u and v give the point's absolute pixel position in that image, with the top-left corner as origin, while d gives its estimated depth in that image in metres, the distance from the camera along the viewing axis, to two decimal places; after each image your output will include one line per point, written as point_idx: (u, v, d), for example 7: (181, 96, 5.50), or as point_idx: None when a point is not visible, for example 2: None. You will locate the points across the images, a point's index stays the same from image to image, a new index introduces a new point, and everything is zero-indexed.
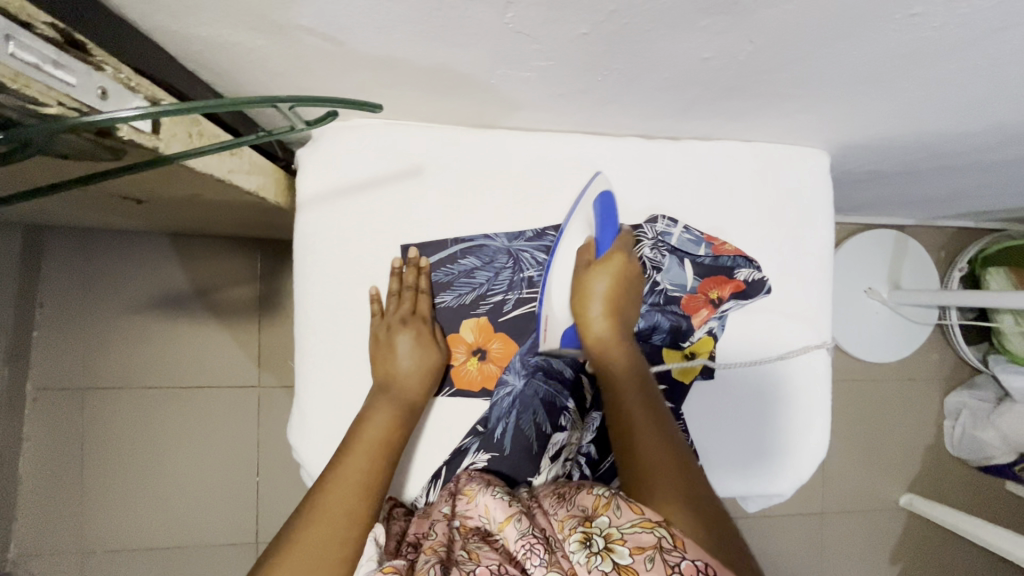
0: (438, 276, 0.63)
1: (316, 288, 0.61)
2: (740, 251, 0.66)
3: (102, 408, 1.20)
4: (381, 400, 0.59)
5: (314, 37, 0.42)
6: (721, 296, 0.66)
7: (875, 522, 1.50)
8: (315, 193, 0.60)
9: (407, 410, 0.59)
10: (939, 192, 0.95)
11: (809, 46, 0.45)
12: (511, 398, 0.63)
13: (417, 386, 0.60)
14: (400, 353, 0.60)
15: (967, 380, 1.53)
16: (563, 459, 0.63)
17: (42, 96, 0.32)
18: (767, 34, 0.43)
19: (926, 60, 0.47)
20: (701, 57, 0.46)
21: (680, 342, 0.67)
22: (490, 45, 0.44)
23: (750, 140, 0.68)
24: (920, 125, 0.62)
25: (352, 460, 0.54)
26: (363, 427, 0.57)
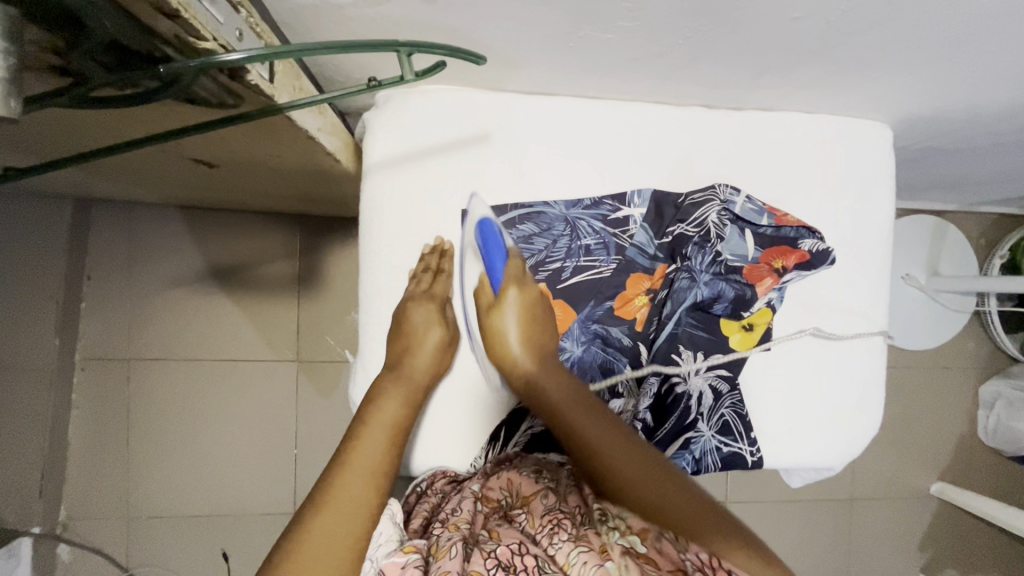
0: None
1: (382, 251, 0.62)
2: (800, 222, 0.65)
3: (145, 377, 1.23)
4: (391, 384, 0.57)
5: None
6: (784, 266, 0.64)
7: (905, 509, 1.50)
8: (381, 157, 0.60)
9: (418, 391, 0.58)
10: (994, 172, 0.93)
11: (904, 6, 0.45)
12: (569, 363, 0.63)
13: (423, 369, 0.59)
14: (413, 329, 0.60)
15: (1003, 369, 1.51)
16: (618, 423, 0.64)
17: (203, 30, 0.30)
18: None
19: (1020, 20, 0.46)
20: (790, 15, 0.46)
21: (741, 312, 0.65)
22: (578, 6, 0.44)
23: (813, 111, 0.67)
24: (995, 95, 0.60)
25: (361, 448, 0.53)
26: (370, 413, 0.56)
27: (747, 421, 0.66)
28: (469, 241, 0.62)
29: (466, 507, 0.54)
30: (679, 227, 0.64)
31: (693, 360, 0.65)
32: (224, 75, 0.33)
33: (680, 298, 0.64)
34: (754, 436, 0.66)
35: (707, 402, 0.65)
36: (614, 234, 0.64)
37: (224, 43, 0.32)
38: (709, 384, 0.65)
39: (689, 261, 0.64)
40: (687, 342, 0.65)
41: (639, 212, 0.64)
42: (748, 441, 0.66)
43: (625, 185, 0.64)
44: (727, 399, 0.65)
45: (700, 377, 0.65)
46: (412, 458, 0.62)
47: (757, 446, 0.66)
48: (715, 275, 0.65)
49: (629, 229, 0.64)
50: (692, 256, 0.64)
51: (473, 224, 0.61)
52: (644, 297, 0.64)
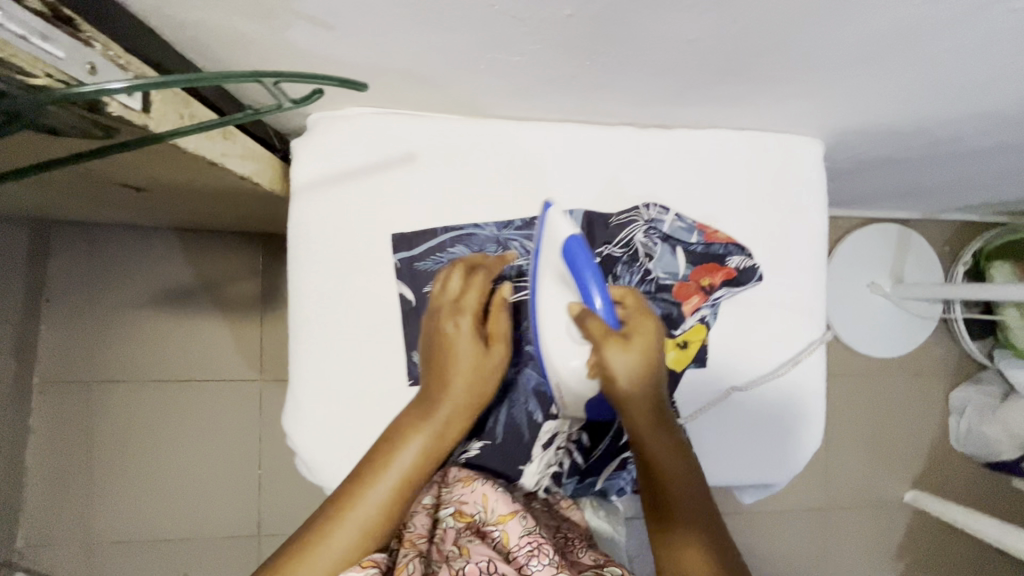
0: (427, 264, 0.61)
1: (307, 274, 0.61)
2: (729, 239, 0.66)
3: (105, 400, 1.21)
4: (422, 412, 0.57)
5: (303, 22, 0.43)
6: (712, 283, 0.66)
7: (879, 519, 1.49)
8: (309, 180, 0.60)
9: (444, 420, 0.57)
10: (940, 181, 0.95)
11: (795, 30, 0.46)
12: (501, 385, 0.62)
13: (449, 401, 0.57)
14: (453, 343, 0.58)
15: (972, 375, 1.52)
16: (555, 443, 0.64)
17: (29, 66, 0.34)
18: (757, 18, 0.43)
19: (908, 36, 0.47)
20: (686, 38, 0.46)
21: (672, 329, 0.65)
22: (476, 29, 0.45)
23: (743, 128, 0.68)
24: (913, 110, 0.62)
25: (376, 484, 0.54)
26: (394, 450, 0.56)
27: (687, 439, 0.65)
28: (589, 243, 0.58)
29: (423, 523, 0.57)
30: (605, 246, 0.64)
31: None
32: (76, 108, 0.35)
33: None
34: (694, 454, 0.66)
35: None
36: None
37: (60, 75, 0.36)
38: None
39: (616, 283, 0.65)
40: None
41: None
42: None
43: (556, 205, 0.63)
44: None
45: None
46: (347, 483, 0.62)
47: (697, 463, 0.66)
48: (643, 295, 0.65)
49: None
50: (621, 276, 0.64)
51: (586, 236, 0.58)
52: None
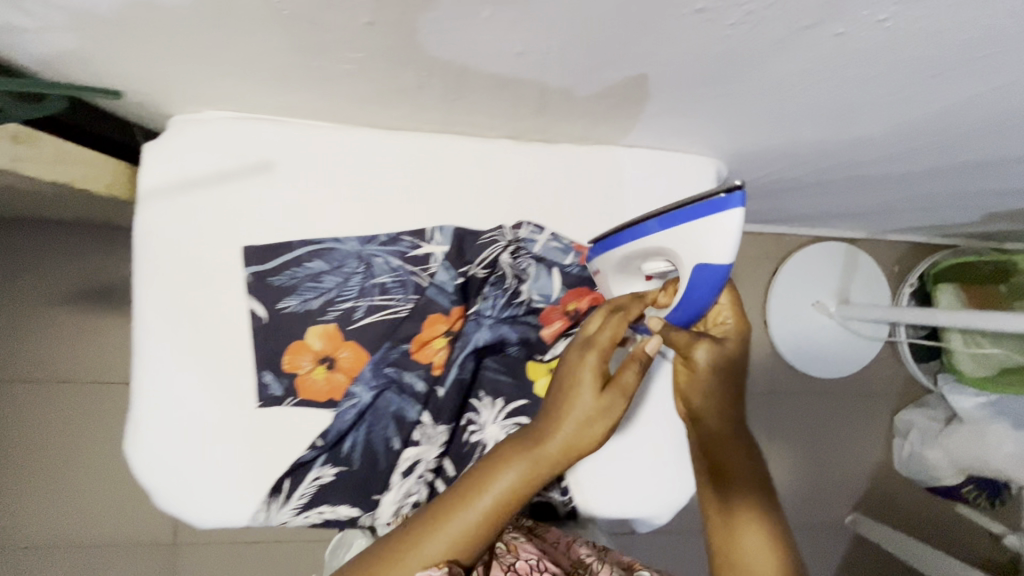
0: (281, 279, 0.58)
1: (152, 286, 0.57)
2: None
3: (12, 402, 1.16)
4: (519, 448, 0.52)
5: (84, 16, 0.39)
6: (579, 309, 0.62)
7: (819, 542, 1.47)
8: (156, 186, 0.57)
9: (545, 461, 0.51)
10: (863, 204, 0.93)
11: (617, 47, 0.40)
12: (356, 410, 0.59)
13: (551, 443, 0.51)
14: (575, 383, 0.52)
15: (918, 398, 1.50)
16: (415, 473, 0.60)
17: None
18: (592, 42, 0.40)
19: (749, 65, 0.41)
20: (513, 51, 0.41)
21: (536, 355, 0.63)
22: (288, 36, 0.41)
23: (632, 145, 0.65)
24: (797, 134, 0.59)
25: (471, 503, 0.50)
26: (487, 479, 0.51)
27: None
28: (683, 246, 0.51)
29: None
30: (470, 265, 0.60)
31: (491, 407, 0.62)
32: None
33: (465, 342, 0.61)
34: (565, 484, 0.64)
35: None
36: (414, 271, 0.60)
37: None
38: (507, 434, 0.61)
39: (481, 305, 0.61)
40: (488, 388, 0.62)
41: (441, 249, 0.60)
42: (558, 490, 0.64)
43: (425, 220, 0.60)
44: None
45: (497, 426, 0.61)
46: (189, 509, 0.58)
47: (570, 495, 0.64)
48: (511, 317, 0.62)
49: (430, 267, 0.60)
50: (484, 298, 0.61)
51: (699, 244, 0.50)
52: (442, 339, 0.60)
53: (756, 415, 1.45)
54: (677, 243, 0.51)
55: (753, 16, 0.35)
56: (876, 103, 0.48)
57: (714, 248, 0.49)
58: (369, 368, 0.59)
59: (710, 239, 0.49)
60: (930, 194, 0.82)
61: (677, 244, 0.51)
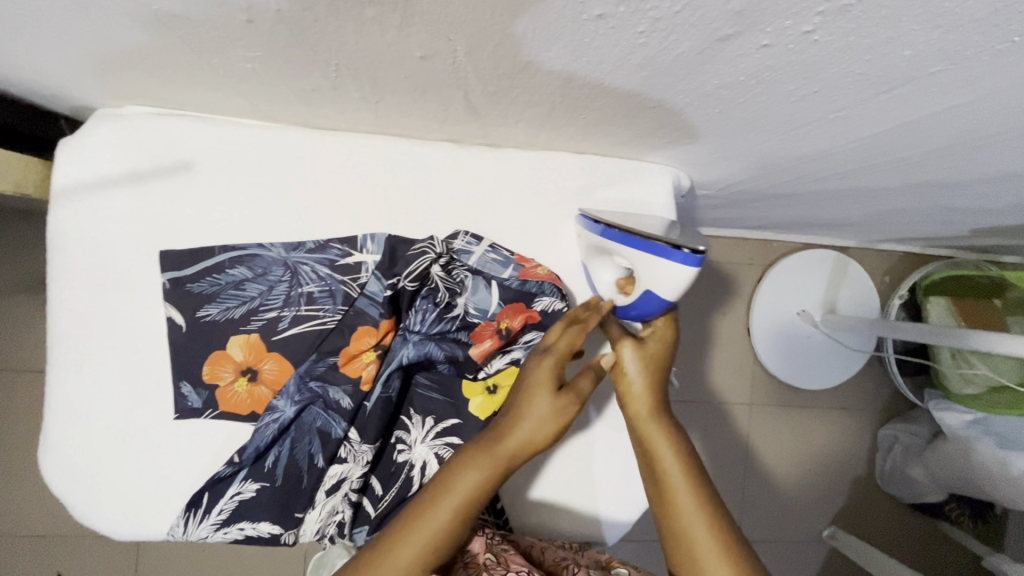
0: (202, 286, 0.55)
1: (64, 290, 0.55)
2: (545, 276, 0.59)
3: None
4: (475, 449, 0.50)
5: None
6: (511, 326, 0.58)
7: (794, 555, 1.44)
8: (70, 184, 0.54)
9: (504, 461, 0.49)
10: (843, 214, 0.88)
11: (531, 54, 0.37)
12: (277, 425, 0.56)
13: (512, 444, 0.49)
14: (534, 386, 0.50)
15: (903, 412, 1.46)
16: (342, 490, 0.57)
17: None
18: (500, 45, 0.36)
19: (679, 79, 0.39)
20: (416, 55, 0.38)
21: (468, 373, 0.60)
22: (169, 30, 0.38)
23: (582, 152, 0.61)
24: (754, 146, 0.55)
25: (433, 512, 0.47)
26: (449, 480, 0.49)
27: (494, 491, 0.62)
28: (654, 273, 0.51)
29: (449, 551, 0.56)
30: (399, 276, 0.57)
31: (422, 426, 0.59)
32: None
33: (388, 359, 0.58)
34: (501, 506, 0.62)
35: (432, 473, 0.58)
36: (342, 281, 0.57)
37: None
38: (437, 454, 0.58)
39: (412, 318, 0.58)
40: (419, 405, 0.59)
41: (373, 258, 0.57)
42: (493, 513, 0.61)
43: (356, 226, 0.57)
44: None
45: (426, 445, 0.58)
46: (101, 521, 0.56)
47: (506, 516, 0.62)
48: (443, 331, 0.58)
49: (361, 276, 0.57)
50: (414, 311, 0.58)
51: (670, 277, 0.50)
52: (371, 353, 0.57)
53: (736, 425, 1.41)
54: (641, 269, 0.52)
55: (664, 25, 0.31)
56: (829, 116, 0.44)
57: (671, 289, 0.51)
58: (293, 381, 0.56)
59: (667, 281, 0.51)
60: (911, 207, 0.78)
61: (642, 268, 0.52)
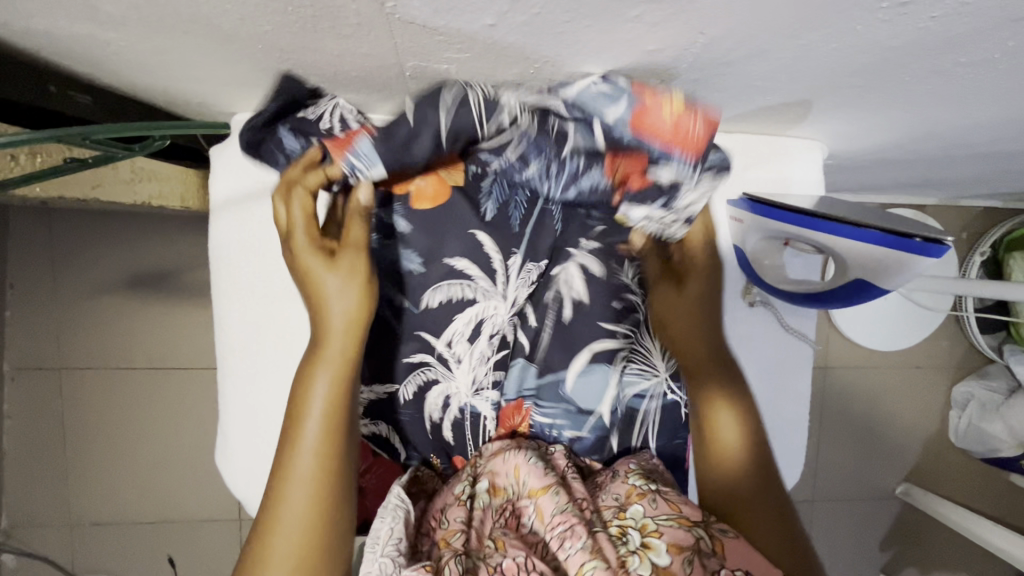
0: None
1: (230, 302, 0.55)
2: (703, 135, 0.44)
3: (77, 387, 1.18)
4: (312, 361, 0.45)
5: (157, 20, 0.35)
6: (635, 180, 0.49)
7: (866, 511, 1.47)
8: (230, 197, 0.54)
9: (336, 349, 0.45)
10: (962, 174, 0.85)
11: (770, 41, 0.35)
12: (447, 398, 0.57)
13: (336, 324, 0.45)
14: (310, 276, 0.46)
15: (978, 369, 1.46)
16: (492, 336, 0.56)
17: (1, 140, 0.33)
18: (750, 35, 0.34)
19: (918, 56, 0.37)
20: (643, 49, 0.36)
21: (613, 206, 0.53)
22: (386, 38, 0.36)
23: (730, 131, 0.58)
24: (931, 118, 0.52)
25: (301, 447, 0.42)
26: (303, 400, 0.44)
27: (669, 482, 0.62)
28: (879, 261, 0.46)
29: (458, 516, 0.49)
30: (508, 108, 0.44)
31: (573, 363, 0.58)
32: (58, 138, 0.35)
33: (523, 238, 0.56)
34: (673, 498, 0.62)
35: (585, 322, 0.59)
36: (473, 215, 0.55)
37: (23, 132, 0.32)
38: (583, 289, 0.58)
39: (534, 172, 0.52)
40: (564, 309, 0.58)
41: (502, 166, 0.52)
42: None
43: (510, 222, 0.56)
44: (622, 329, 0.59)
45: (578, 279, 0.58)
46: None
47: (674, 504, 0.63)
48: (574, 179, 0.51)
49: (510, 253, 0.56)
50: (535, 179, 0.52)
51: (903, 265, 0.45)
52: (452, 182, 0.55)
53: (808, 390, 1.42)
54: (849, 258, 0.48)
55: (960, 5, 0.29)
56: None
57: (883, 275, 0.47)
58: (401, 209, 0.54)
59: (888, 270, 0.46)
60: None
61: (850, 255, 0.48)
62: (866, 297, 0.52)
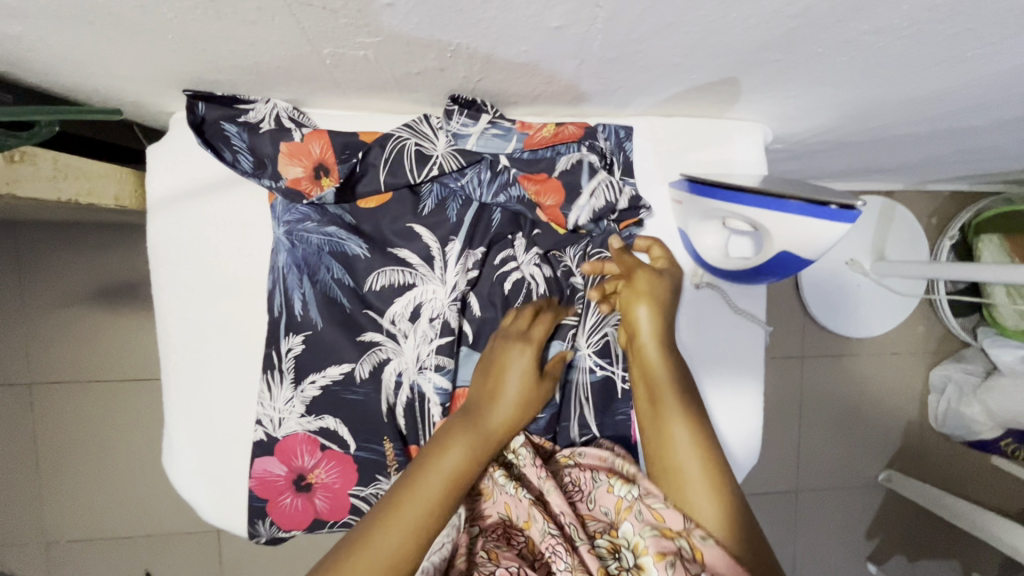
0: (283, 259, 0.54)
1: (170, 299, 0.54)
2: (577, 134, 0.54)
3: (48, 403, 1.16)
4: (461, 431, 0.50)
5: (57, 11, 0.35)
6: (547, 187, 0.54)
7: (851, 499, 1.47)
8: (166, 193, 0.53)
9: (485, 441, 0.50)
10: (917, 158, 0.85)
11: (671, 13, 0.35)
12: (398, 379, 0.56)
13: (491, 426, 0.51)
14: (500, 369, 0.53)
15: (955, 353, 1.46)
16: (432, 319, 0.55)
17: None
18: (647, 8, 0.34)
19: (823, 24, 0.37)
20: (549, 25, 0.36)
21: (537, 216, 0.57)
22: (293, 23, 0.36)
23: (670, 115, 0.59)
24: (861, 96, 0.53)
25: (420, 493, 0.44)
26: (440, 454, 0.47)
27: None
28: (803, 233, 0.47)
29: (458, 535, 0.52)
30: (437, 160, 0.53)
31: None
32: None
33: (465, 222, 0.56)
34: None
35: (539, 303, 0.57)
36: (416, 201, 0.55)
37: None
38: (535, 270, 0.58)
39: (468, 177, 0.55)
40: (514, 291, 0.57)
41: (441, 154, 0.53)
42: None
43: (451, 209, 0.56)
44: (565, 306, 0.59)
45: (527, 259, 0.58)
46: (229, 523, 0.57)
47: None
48: (504, 185, 0.55)
49: (451, 235, 0.55)
50: (469, 177, 0.55)
51: (826, 234, 0.47)
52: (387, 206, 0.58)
53: (788, 379, 1.43)
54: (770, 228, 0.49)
55: None
56: (965, 56, 0.42)
57: (808, 247, 0.48)
58: (346, 210, 0.55)
59: (811, 241, 0.47)
60: (998, 144, 0.75)
61: (773, 225, 0.49)
62: (794, 271, 0.53)
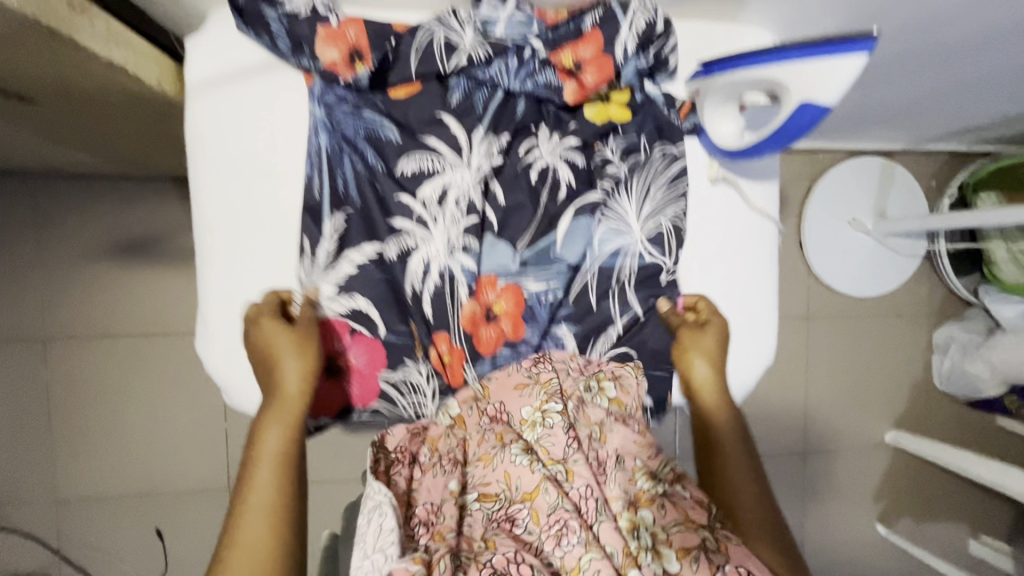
0: (319, 144, 0.56)
1: (208, 182, 0.56)
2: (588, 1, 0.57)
3: (62, 357, 1.17)
4: (270, 417, 0.52)
5: None
6: (578, 59, 0.56)
7: (859, 460, 1.48)
8: (206, 78, 0.55)
9: (294, 407, 0.52)
10: (916, 95, 0.89)
11: None
12: (425, 263, 0.58)
13: (292, 388, 0.53)
14: (265, 350, 0.54)
15: (956, 314, 1.49)
16: (459, 201, 0.58)
17: None
18: None
19: None
20: None
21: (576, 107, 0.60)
22: None
23: (683, 19, 0.62)
24: None
25: (254, 485, 0.47)
26: (257, 448, 0.50)
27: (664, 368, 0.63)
28: (818, 75, 0.49)
29: (452, 514, 0.47)
30: (465, 48, 0.55)
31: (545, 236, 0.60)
32: None
33: (491, 112, 0.58)
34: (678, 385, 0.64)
35: (562, 194, 0.60)
36: (443, 90, 0.58)
37: None
38: (562, 159, 0.60)
39: (496, 67, 0.57)
40: (542, 179, 0.60)
41: (468, 42, 0.55)
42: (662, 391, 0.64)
43: (478, 100, 0.58)
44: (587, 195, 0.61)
45: (552, 149, 0.60)
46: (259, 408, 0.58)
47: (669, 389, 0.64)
48: (531, 72, 0.57)
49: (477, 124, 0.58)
50: (495, 66, 0.57)
51: (843, 70, 0.48)
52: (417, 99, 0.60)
53: (795, 340, 1.44)
54: (788, 83, 0.50)
55: None
56: None
57: (826, 90, 0.49)
58: (380, 101, 0.57)
59: (825, 82, 0.49)
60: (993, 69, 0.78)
61: (790, 80, 0.50)
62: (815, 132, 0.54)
